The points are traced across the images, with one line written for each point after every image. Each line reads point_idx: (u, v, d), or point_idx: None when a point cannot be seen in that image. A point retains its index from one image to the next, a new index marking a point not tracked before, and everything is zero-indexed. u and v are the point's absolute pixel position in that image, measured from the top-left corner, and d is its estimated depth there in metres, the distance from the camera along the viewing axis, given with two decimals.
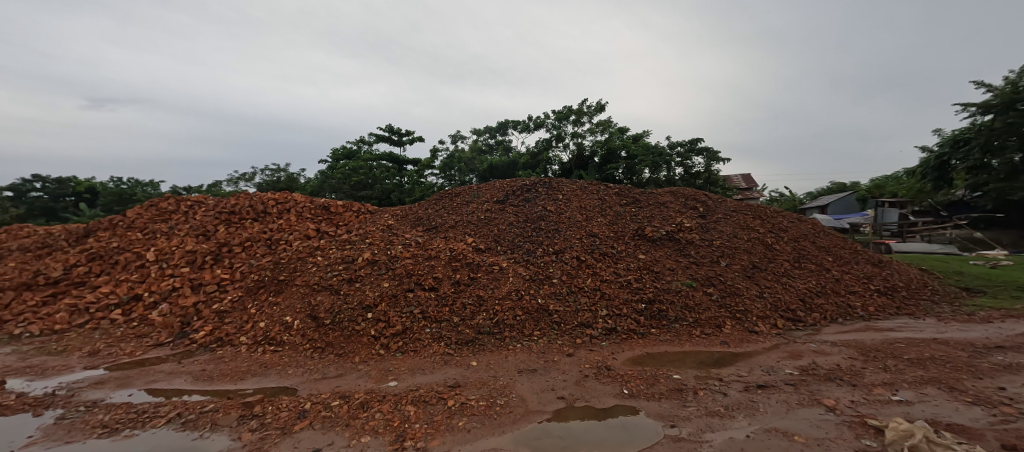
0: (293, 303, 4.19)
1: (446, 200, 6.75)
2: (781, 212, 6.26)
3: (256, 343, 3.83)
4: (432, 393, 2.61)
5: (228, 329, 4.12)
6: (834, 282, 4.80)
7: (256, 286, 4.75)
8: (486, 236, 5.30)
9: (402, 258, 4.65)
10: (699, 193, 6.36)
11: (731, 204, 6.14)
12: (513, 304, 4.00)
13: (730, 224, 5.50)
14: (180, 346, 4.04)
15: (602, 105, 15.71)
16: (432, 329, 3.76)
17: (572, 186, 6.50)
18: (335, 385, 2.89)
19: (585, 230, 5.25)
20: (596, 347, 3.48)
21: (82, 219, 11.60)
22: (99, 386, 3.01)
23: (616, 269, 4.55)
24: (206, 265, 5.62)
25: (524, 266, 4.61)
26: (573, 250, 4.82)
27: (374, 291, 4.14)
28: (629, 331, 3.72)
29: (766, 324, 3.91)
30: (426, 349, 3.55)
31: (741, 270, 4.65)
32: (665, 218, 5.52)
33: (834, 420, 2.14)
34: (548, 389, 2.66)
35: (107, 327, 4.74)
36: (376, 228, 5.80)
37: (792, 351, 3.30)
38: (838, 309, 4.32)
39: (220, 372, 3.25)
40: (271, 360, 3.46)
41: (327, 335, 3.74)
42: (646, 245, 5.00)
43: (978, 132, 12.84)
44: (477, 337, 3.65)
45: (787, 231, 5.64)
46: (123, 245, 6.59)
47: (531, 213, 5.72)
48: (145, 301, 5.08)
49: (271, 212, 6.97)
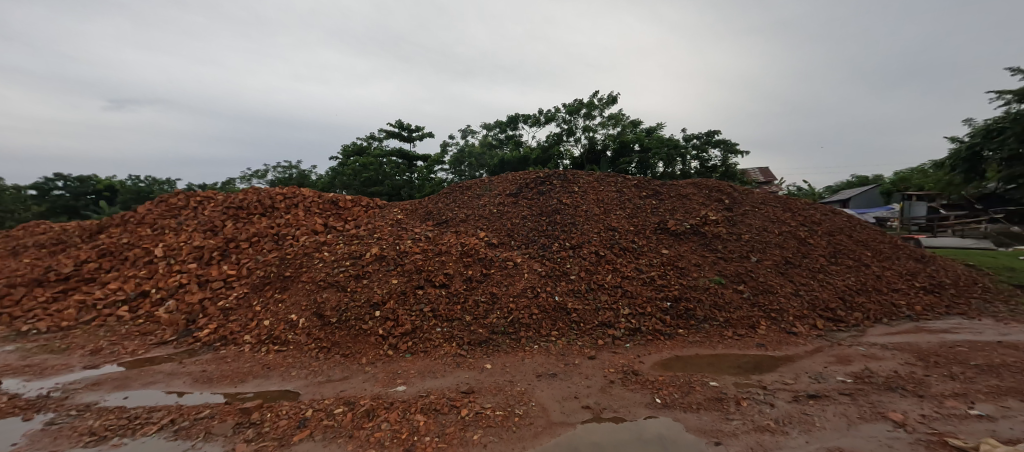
0: (299, 301, 4.02)
1: (456, 194, 6.51)
2: (813, 204, 5.85)
3: (259, 342, 3.66)
4: (443, 400, 2.38)
5: (233, 327, 3.97)
6: (875, 279, 4.44)
7: (261, 282, 4.60)
8: (499, 231, 5.05)
9: (412, 253, 4.44)
10: (724, 185, 6.00)
11: (759, 196, 5.77)
12: (528, 302, 3.75)
13: (759, 217, 5.15)
14: (184, 345, 3.90)
15: (614, 97, 15.29)
16: (443, 329, 3.54)
17: (589, 178, 6.19)
18: (340, 390, 2.68)
19: (603, 224, 4.97)
20: (620, 349, 3.22)
21: (101, 216, 11.73)
22: (95, 388, 2.86)
23: (638, 265, 4.27)
24: (213, 261, 5.51)
25: (539, 262, 4.35)
26: (591, 245, 4.55)
27: (382, 289, 3.94)
28: (655, 332, 3.45)
29: (805, 325, 3.59)
30: (437, 350, 3.33)
31: (774, 266, 4.32)
32: (689, 211, 5.20)
33: (906, 439, 1.85)
34: (571, 397, 2.41)
35: (113, 325, 4.66)
36: (385, 223, 5.59)
37: (840, 356, 2.98)
38: (881, 309, 3.99)
39: (219, 374, 3.07)
40: (275, 361, 3.28)
41: (333, 334, 3.56)
42: (669, 239, 4.69)
43: (1015, 121, 11.99)
44: (491, 337, 3.42)
45: (822, 224, 5.25)
46: (133, 241, 6.53)
47: (546, 207, 5.45)
48: (153, 298, 5.00)
49: (280, 207, 6.84)
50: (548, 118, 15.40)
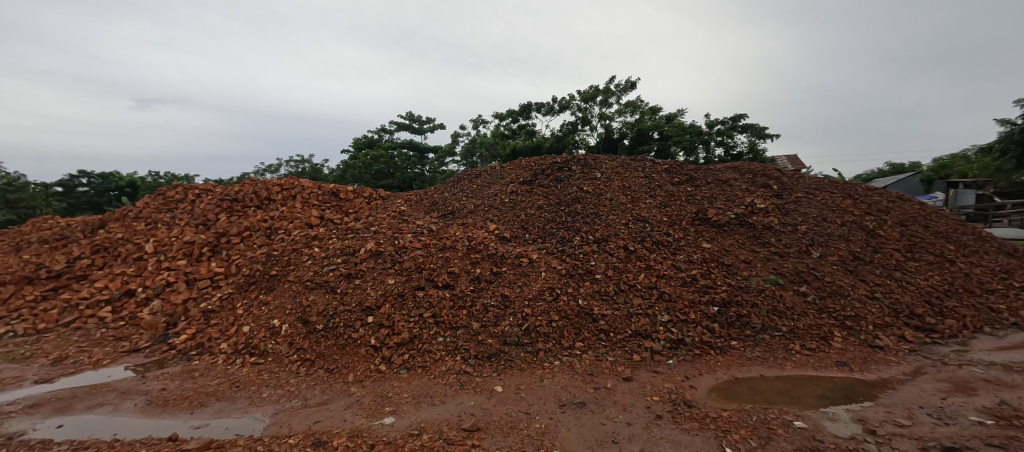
0: (283, 304, 3.52)
1: (465, 182, 5.91)
2: (874, 189, 5.03)
3: (235, 352, 3.16)
4: (439, 444, 1.82)
5: (212, 333, 3.51)
6: (963, 277, 3.68)
7: (247, 282, 4.13)
8: (511, 223, 4.45)
9: (412, 249, 3.88)
10: (770, 169, 5.24)
11: (810, 181, 5.01)
12: (546, 307, 3.16)
13: (815, 205, 4.41)
14: (156, 353, 3.45)
15: (631, 82, 14.42)
16: (446, 339, 2.98)
17: (612, 163, 5.51)
18: (312, 422, 2.15)
19: (631, 213, 4.32)
20: (661, 367, 2.60)
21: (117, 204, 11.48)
22: (30, 413, 2.40)
23: (676, 262, 3.61)
24: (204, 257, 5.09)
25: (559, 259, 3.75)
26: (619, 239, 3.91)
27: (377, 290, 3.39)
28: (703, 345, 2.82)
29: (891, 337, 2.91)
30: (438, 365, 2.77)
31: (840, 262, 3.61)
32: (731, 199, 4.49)
33: None
34: (608, 441, 1.81)
35: (93, 328, 4.25)
36: (387, 215, 5.04)
37: (954, 381, 2.29)
38: (980, 315, 3.25)
39: (179, 394, 2.57)
40: (247, 377, 2.77)
41: (318, 344, 3.04)
42: (711, 231, 4.01)
43: None
44: (502, 349, 2.85)
45: (890, 212, 4.45)
46: (127, 236, 6.17)
47: (564, 195, 4.82)
48: (137, 298, 4.60)
49: (276, 199, 6.38)
50: (562, 107, 14.67)
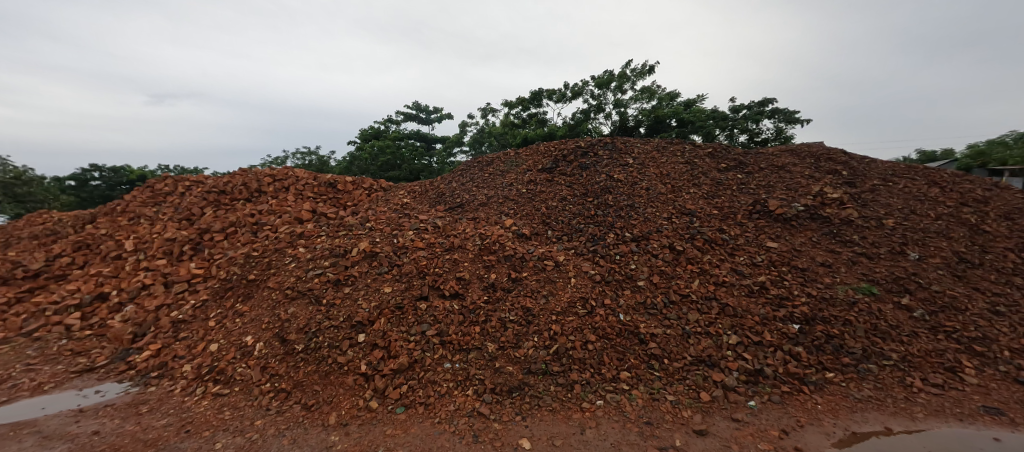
0: (259, 316, 2.93)
1: (475, 171, 5.25)
2: (958, 174, 4.22)
3: (198, 378, 2.57)
4: None
5: (178, 350, 2.93)
6: None
7: (224, 287, 3.55)
8: (532, 217, 3.79)
9: (412, 249, 3.24)
10: (831, 153, 4.47)
11: (880, 166, 4.24)
12: (580, 323, 2.51)
13: (896, 194, 3.67)
14: (111, 375, 2.88)
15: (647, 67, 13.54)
16: (455, 366, 2.35)
17: (645, 147, 4.80)
18: None
19: (674, 206, 3.62)
20: (742, 413, 1.94)
21: None
22: None
23: (736, 265, 2.92)
24: (185, 256, 4.53)
25: (591, 261, 3.08)
26: (663, 237, 3.23)
27: (370, 301, 2.77)
28: (791, 379, 2.14)
29: None
30: (445, 402, 2.15)
31: (944, 266, 2.89)
32: (793, 187, 3.77)
33: None
34: None
35: (55, 339, 3.71)
36: (386, 209, 4.41)
37: None
38: None
39: (112, 444, 2.00)
40: (203, 417, 2.18)
41: (297, 370, 2.44)
42: (775, 227, 3.30)
43: None
44: (527, 381, 2.21)
45: (988, 202, 3.68)
46: (109, 232, 5.63)
47: (592, 184, 4.14)
48: (108, 303, 4.05)
49: (267, 191, 5.80)
50: (574, 94, 13.88)
